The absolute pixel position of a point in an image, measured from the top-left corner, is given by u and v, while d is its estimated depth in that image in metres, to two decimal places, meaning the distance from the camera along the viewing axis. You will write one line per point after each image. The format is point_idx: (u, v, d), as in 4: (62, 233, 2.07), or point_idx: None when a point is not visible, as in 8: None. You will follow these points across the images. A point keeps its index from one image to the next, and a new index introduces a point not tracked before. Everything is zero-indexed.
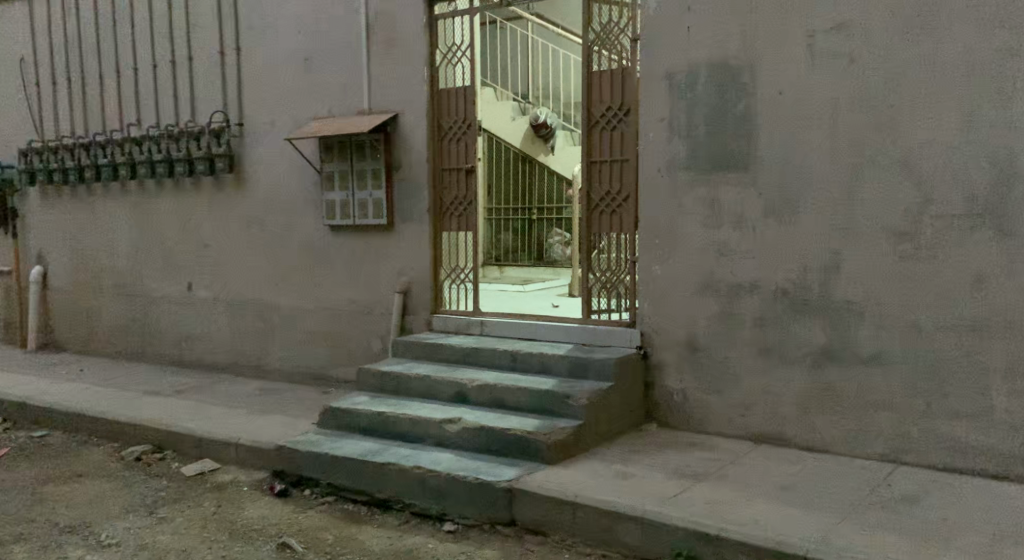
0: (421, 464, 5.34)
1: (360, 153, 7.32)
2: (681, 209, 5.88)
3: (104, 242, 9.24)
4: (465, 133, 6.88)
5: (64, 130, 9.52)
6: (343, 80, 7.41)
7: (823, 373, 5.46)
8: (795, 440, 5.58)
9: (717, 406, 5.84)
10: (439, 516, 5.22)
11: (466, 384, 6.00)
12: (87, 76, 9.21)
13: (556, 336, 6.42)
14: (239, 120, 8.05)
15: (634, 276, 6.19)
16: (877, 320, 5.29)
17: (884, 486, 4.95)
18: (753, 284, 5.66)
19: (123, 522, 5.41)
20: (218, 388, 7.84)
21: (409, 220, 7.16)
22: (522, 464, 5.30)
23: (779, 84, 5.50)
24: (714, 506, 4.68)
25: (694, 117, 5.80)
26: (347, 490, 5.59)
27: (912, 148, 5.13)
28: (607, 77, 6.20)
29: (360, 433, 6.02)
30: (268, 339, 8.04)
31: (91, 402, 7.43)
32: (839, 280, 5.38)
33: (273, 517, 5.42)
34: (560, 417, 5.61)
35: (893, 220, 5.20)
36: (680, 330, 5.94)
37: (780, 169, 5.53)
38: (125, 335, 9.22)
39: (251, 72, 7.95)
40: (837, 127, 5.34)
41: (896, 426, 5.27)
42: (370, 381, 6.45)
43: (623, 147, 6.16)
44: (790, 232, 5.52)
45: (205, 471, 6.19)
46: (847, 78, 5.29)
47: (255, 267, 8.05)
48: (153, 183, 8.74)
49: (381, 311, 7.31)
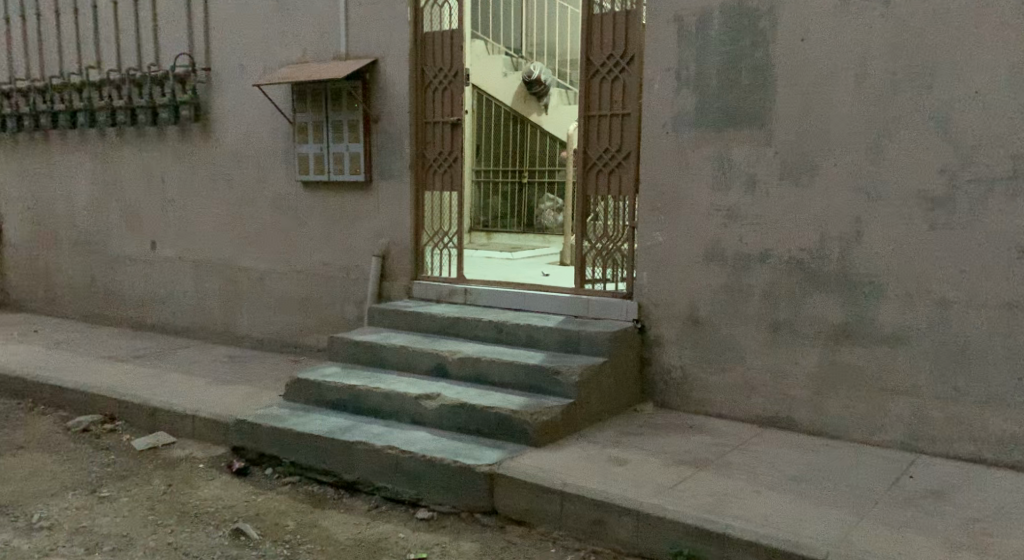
0: (394, 444, 4.81)
1: (336, 103, 6.73)
2: (686, 170, 5.33)
3: (62, 195, 8.61)
4: (451, 82, 6.30)
5: (19, 73, 8.83)
6: (318, 23, 6.79)
7: (838, 353, 4.96)
8: (805, 425, 5.09)
9: (719, 386, 5.33)
10: (412, 501, 4.71)
11: (446, 357, 5.47)
12: (43, 15, 8.51)
13: (545, 307, 5.90)
14: (206, 65, 7.42)
15: (632, 244, 5.65)
16: (901, 295, 4.77)
17: (906, 478, 4.45)
18: (765, 253, 5.12)
19: (60, 501, 4.86)
20: (180, 354, 7.27)
21: (388, 178, 6.58)
22: (504, 446, 4.78)
23: (801, 29, 4.93)
24: (718, 498, 4.17)
25: (704, 67, 5.23)
26: (313, 470, 5.06)
27: (950, 103, 4.59)
28: (608, 21, 5.61)
29: (328, 407, 5.49)
30: (235, 303, 7.48)
31: (39, 366, 6.84)
32: (860, 251, 4.86)
33: (228, 499, 4.89)
34: (548, 395, 5.09)
35: (924, 184, 4.67)
36: (682, 303, 5.41)
37: (799, 126, 4.98)
38: (86, 295, 8.62)
39: (220, 13, 7.30)
40: (864, 79, 4.79)
41: (917, 411, 4.77)
42: (342, 351, 5.90)
43: (625, 100, 5.59)
44: (808, 197, 4.98)
45: (158, 445, 5.64)
46: (879, 23, 4.72)
47: (222, 224, 7.47)
48: (114, 132, 8.11)
49: (357, 275, 6.76)
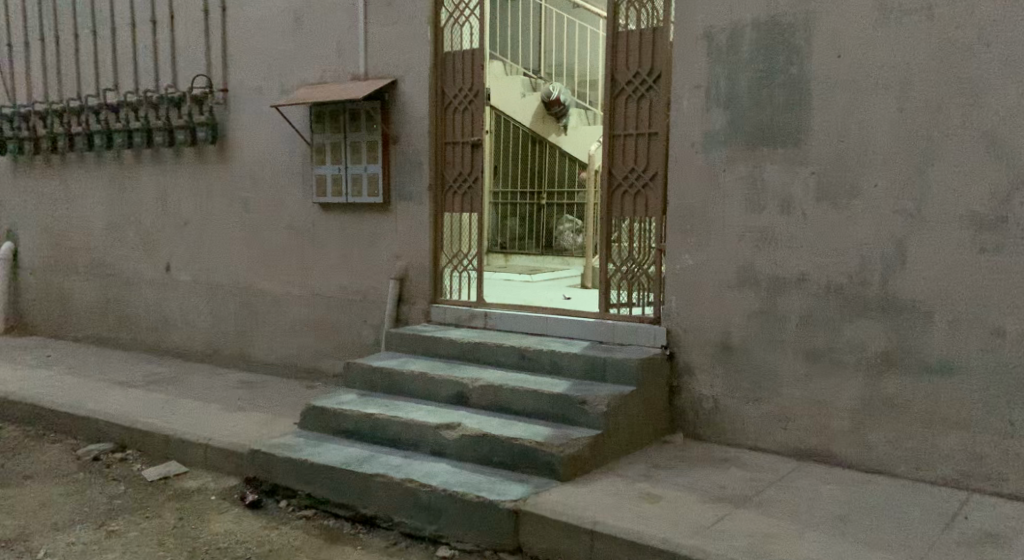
0: (414, 477, 4.60)
1: (354, 124, 6.58)
2: (717, 191, 5.14)
3: (77, 218, 8.49)
4: (471, 102, 6.14)
5: (36, 96, 8.75)
6: (337, 42, 6.66)
7: (880, 382, 4.73)
8: (845, 457, 4.85)
9: (753, 417, 5.10)
10: (432, 538, 4.49)
11: (466, 385, 5.27)
12: (61, 37, 8.43)
13: (568, 333, 5.69)
14: (223, 86, 7.29)
15: (659, 267, 5.45)
16: (948, 322, 4.55)
17: (959, 519, 4.21)
18: (801, 277, 4.91)
19: (67, 536, 4.67)
20: (194, 380, 7.10)
21: (407, 199, 6.42)
22: (529, 479, 4.57)
23: (838, 45, 4.74)
24: (760, 539, 3.94)
25: (736, 84, 5.05)
26: (329, 504, 4.85)
27: (999, 121, 4.38)
28: (633, 39, 5.44)
29: (344, 437, 5.29)
30: (250, 327, 7.31)
31: (49, 393, 6.68)
32: (904, 275, 4.64)
33: (241, 534, 4.69)
34: (573, 425, 4.87)
35: (972, 206, 4.46)
36: (713, 329, 5.20)
37: (836, 146, 4.78)
38: (99, 319, 8.47)
39: (237, 34, 7.19)
40: (906, 97, 4.59)
41: (966, 445, 4.53)
42: (359, 378, 5.71)
43: (651, 119, 5.41)
44: (847, 219, 4.77)
45: (170, 476, 5.45)
46: (921, 39, 4.53)
47: (238, 247, 7.32)
48: (129, 154, 8.00)
49: (375, 299, 6.58)
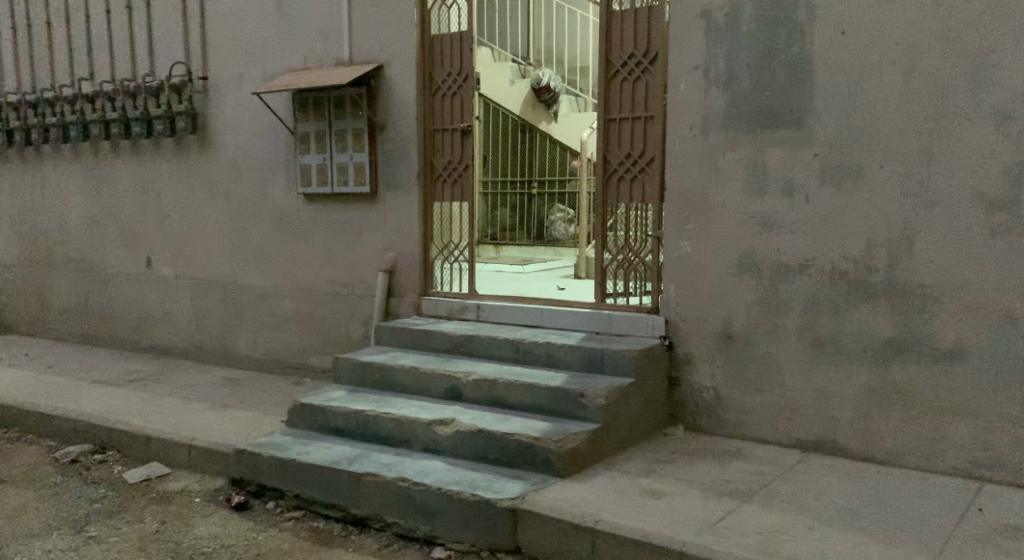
0: (407, 476, 4.42)
1: (339, 111, 6.37)
2: (717, 175, 4.96)
3: (54, 212, 8.25)
4: (460, 87, 5.95)
5: (10, 87, 8.48)
6: (321, 27, 6.44)
7: (888, 371, 4.57)
8: (851, 449, 4.69)
9: (756, 409, 4.94)
10: (427, 539, 4.31)
11: (460, 379, 5.08)
12: (34, 26, 8.17)
13: (564, 324, 5.52)
14: (203, 74, 7.06)
15: (657, 255, 5.27)
16: (959, 306, 4.39)
17: (973, 511, 4.05)
18: (805, 263, 4.74)
19: (44, 543, 4.46)
20: (177, 377, 6.89)
21: (395, 188, 6.22)
22: (526, 476, 4.39)
23: (842, 21, 4.57)
24: (769, 536, 3.77)
25: (736, 64, 4.87)
26: (318, 505, 4.66)
27: (1011, 98, 4.22)
28: (629, 19, 5.25)
29: (333, 435, 5.10)
30: (234, 322, 7.10)
31: (26, 393, 6.45)
32: (912, 259, 4.48)
33: (227, 537, 4.49)
34: (571, 419, 4.69)
35: (983, 187, 4.30)
36: (713, 318, 5.03)
37: (840, 126, 4.61)
38: (79, 317, 8.24)
39: (216, 20, 6.95)
40: (913, 75, 4.42)
41: (978, 434, 4.38)
42: (348, 374, 5.52)
43: (647, 102, 5.22)
44: (852, 202, 4.60)
45: (151, 478, 5.24)
46: (928, 14, 4.36)
47: (221, 240, 7.10)
48: (107, 145, 7.76)
49: (363, 292, 6.38)
